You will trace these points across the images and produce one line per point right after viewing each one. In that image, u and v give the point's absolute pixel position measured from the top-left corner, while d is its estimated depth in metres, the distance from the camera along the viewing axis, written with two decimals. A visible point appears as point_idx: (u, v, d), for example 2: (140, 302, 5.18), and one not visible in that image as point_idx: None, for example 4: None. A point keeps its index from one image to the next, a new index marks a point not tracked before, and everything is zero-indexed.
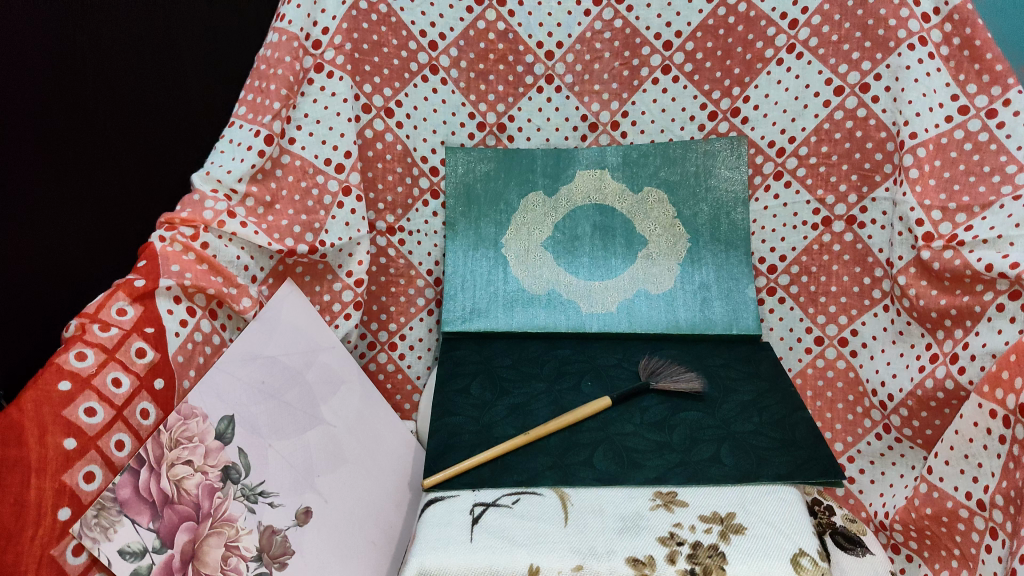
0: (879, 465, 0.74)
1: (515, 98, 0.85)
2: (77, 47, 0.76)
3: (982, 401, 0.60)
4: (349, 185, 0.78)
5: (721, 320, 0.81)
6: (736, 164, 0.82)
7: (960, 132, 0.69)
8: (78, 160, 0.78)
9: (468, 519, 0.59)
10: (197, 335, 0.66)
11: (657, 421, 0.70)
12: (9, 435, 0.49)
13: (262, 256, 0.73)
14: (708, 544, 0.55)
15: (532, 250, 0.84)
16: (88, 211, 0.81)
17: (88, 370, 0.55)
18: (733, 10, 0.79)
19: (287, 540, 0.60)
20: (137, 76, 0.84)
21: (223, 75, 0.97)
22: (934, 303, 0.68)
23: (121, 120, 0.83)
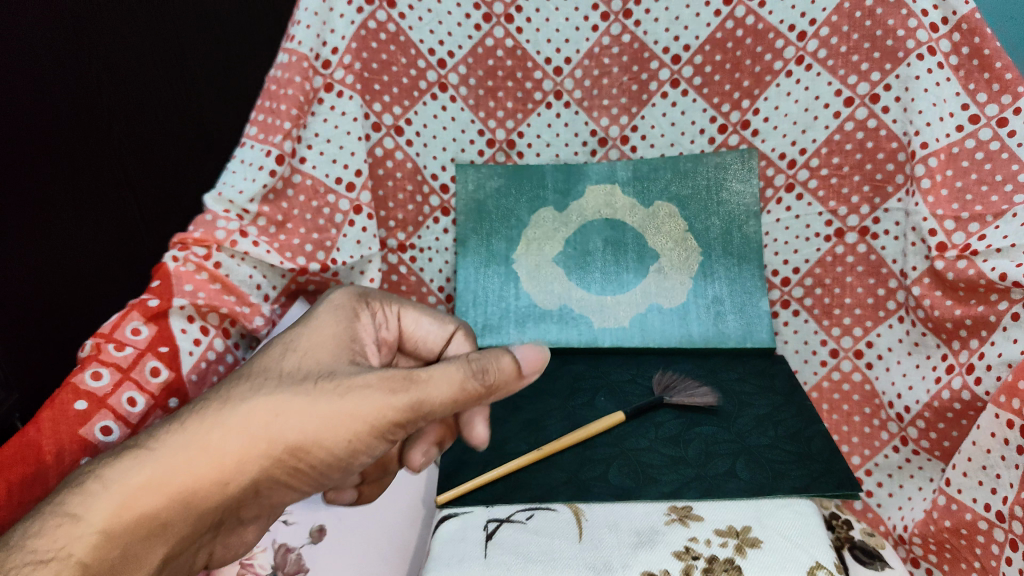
0: (897, 478, 0.72)
1: (524, 114, 0.85)
2: (92, 73, 0.78)
3: (999, 411, 0.59)
4: (360, 204, 0.80)
5: (735, 333, 0.80)
6: (747, 177, 0.82)
7: (972, 141, 0.68)
8: (93, 180, 0.80)
9: (482, 536, 0.59)
10: (211, 354, 0.66)
11: (672, 436, 0.70)
12: (27, 453, 0.48)
13: (275, 275, 0.73)
14: (724, 558, 0.55)
15: (543, 265, 0.85)
16: (102, 229, 0.83)
17: (104, 390, 0.55)
18: (741, 23, 0.79)
19: (301, 559, 0.61)
20: (150, 97, 0.86)
21: (221, 84, 0.99)
22: (949, 314, 0.68)
23: (133, 140, 0.85)
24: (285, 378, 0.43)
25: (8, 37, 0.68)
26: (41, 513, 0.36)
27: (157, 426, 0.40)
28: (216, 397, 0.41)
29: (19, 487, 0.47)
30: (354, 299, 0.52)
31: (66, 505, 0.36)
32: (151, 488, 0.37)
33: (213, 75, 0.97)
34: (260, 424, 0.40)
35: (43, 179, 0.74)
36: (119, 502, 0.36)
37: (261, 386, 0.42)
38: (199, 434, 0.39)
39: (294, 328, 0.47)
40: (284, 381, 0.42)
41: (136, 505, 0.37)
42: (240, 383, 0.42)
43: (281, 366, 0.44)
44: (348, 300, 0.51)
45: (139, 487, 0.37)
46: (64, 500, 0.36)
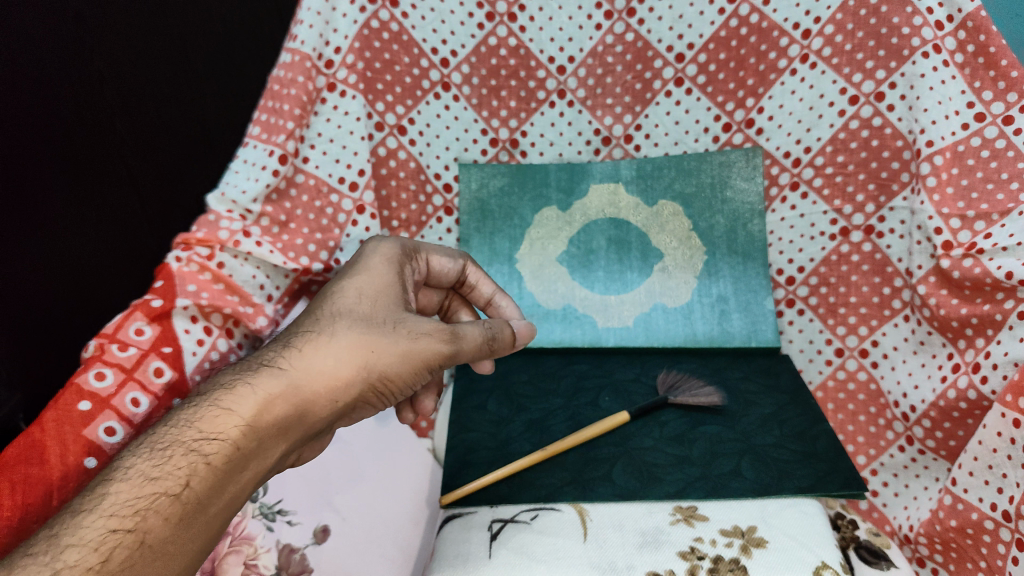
0: (903, 478, 0.72)
1: (527, 113, 0.85)
2: (95, 70, 0.78)
3: (1005, 410, 0.59)
4: (363, 204, 0.79)
5: (740, 332, 0.80)
6: (751, 175, 0.82)
7: (977, 140, 0.67)
8: (95, 178, 0.80)
9: (486, 536, 0.59)
10: (214, 355, 0.66)
11: (676, 435, 0.70)
12: (31, 453, 0.50)
13: (278, 275, 0.73)
14: (729, 558, 0.55)
15: (547, 265, 0.84)
16: (106, 228, 0.83)
17: (108, 390, 0.55)
18: (745, 21, 0.78)
19: (305, 559, 0.62)
20: (153, 94, 0.87)
21: (224, 81, 0.99)
22: (955, 312, 0.67)
23: (135, 138, 0.85)
24: (370, 318, 0.53)
25: (10, 36, 0.68)
26: (208, 405, 0.47)
27: (278, 347, 0.51)
28: (319, 329, 0.51)
29: (22, 486, 0.49)
30: (401, 247, 0.61)
31: (226, 401, 0.47)
32: (287, 392, 0.48)
33: (218, 72, 0.98)
34: (363, 355, 0.51)
35: (50, 177, 0.74)
36: (267, 399, 0.47)
37: (353, 322, 0.52)
38: (315, 356, 0.50)
39: (351, 276, 0.56)
40: (368, 320, 0.53)
41: (275, 403, 0.48)
42: (336, 318, 0.52)
43: (362, 307, 0.54)
44: (397, 250, 0.60)
45: (279, 390, 0.48)
46: (225, 396, 0.47)
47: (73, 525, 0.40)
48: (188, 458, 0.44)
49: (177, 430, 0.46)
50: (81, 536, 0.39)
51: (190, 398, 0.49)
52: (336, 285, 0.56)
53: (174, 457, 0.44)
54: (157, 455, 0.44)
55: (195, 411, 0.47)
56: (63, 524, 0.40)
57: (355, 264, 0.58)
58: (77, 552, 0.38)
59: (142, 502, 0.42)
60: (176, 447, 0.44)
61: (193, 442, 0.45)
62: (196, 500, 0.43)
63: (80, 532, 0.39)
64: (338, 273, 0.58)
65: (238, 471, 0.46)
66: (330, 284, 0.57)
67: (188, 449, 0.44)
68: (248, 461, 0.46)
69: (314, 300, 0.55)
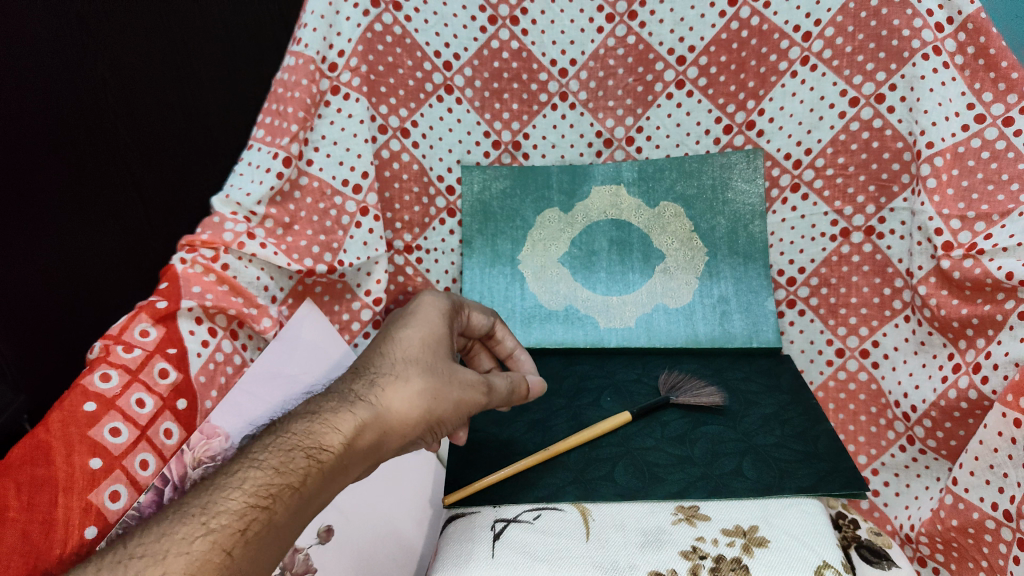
0: (904, 478, 0.72)
1: (529, 116, 0.86)
2: (99, 76, 0.79)
3: (1006, 410, 0.59)
4: (366, 206, 0.79)
5: (741, 333, 0.80)
6: (753, 177, 0.82)
7: (977, 141, 0.68)
8: (95, 181, 0.81)
9: (489, 535, 0.60)
10: (219, 355, 0.67)
11: (678, 435, 0.70)
12: (37, 455, 0.51)
13: (282, 277, 0.74)
14: (731, 558, 0.56)
15: (549, 266, 0.85)
16: (107, 230, 0.84)
17: (113, 392, 0.56)
18: (746, 24, 0.79)
19: (309, 559, 0.62)
20: (156, 100, 0.87)
21: (236, 85, 1.00)
22: (955, 313, 0.68)
23: (139, 142, 0.86)
24: (448, 364, 0.56)
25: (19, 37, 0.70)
26: (322, 415, 0.50)
27: (375, 372, 0.54)
28: (405, 368, 0.54)
29: (28, 487, 0.50)
30: (449, 302, 0.63)
31: (331, 420, 0.49)
32: (384, 418, 0.51)
33: (228, 76, 0.98)
34: (431, 402, 0.54)
35: (50, 178, 0.75)
36: (372, 419, 0.51)
37: (432, 365, 0.55)
38: (405, 392, 0.53)
39: (411, 327, 0.58)
40: (446, 367, 0.56)
41: (376, 426, 0.51)
42: (422, 358, 0.55)
43: (439, 351, 0.57)
44: (447, 306, 0.62)
45: (379, 415, 0.51)
46: (339, 408, 0.50)
47: (213, 503, 0.43)
48: (310, 460, 0.47)
49: (297, 431, 0.48)
50: (223, 513, 0.42)
51: (292, 416, 0.51)
52: (410, 324, 0.58)
53: (295, 460, 0.46)
54: (282, 454, 0.47)
55: (310, 419, 0.49)
56: (207, 500, 0.43)
57: (415, 311, 0.60)
58: (219, 528, 0.41)
59: (269, 494, 0.44)
60: (298, 449, 0.47)
61: (312, 446, 0.47)
62: (307, 502, 0.46)
63: (222, 510, 0.43)
64: (392, 321, 0.60)
65: (340, 479, 0.49)
66: (387, 330, 0.59)
67: (308, 452, 0.47)
68: (347, 472, 0.50)
69: (394, 334, 0.57)
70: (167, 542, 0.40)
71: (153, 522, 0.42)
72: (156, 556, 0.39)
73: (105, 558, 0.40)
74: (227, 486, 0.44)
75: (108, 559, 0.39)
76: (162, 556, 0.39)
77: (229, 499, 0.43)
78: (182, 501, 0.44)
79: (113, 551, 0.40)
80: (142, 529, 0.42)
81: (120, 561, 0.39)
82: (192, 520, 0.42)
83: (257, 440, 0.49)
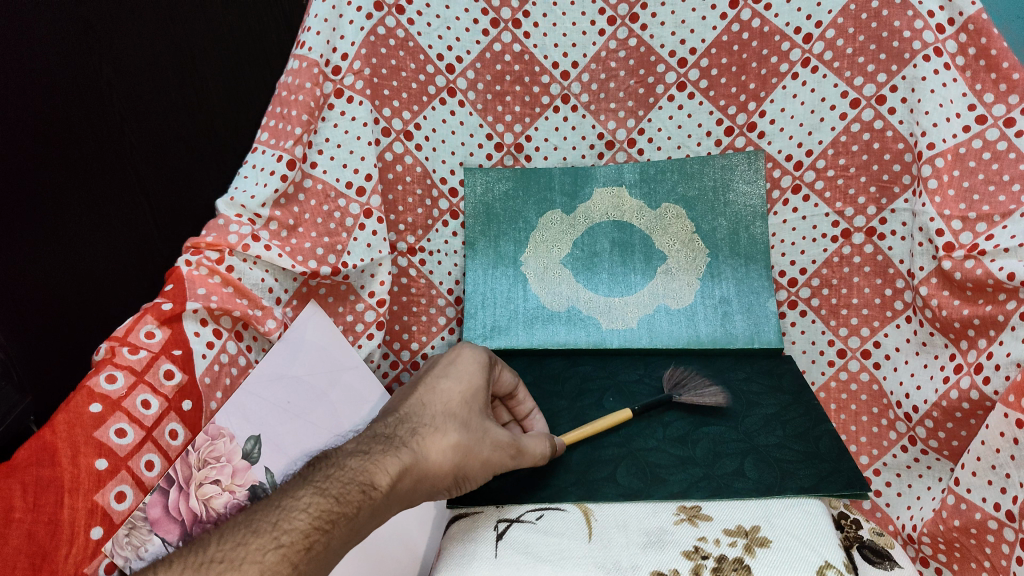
0: (906, 478, 0.73)
1: (531, 118, 0.86)
2: (103, 76, 0.85)
3: (1008, 411, 0.60)
4: (370, 208, 0.80)
5: (743, 333, 0.80)
6: (754, 178, 0.82)
7: (979, 142, 0.68)
8: (104, 180, 0.87)
9: (492, 535, 0.60)
10: (224, 356, 0.67)
11: (680, 436, 0.71)
12: (42, 456, 0.51)
13: (287, 278, 0.74)
14: (733, 558, 0.56)
15: (551, 267, 0.85)
16: (116, 235, 0.90)
17: (118, 393, 0.56)
18: (747, 25, 0.79)
19: None
20: (161, 101, 0.93)
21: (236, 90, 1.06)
22: (957, 313, 0.68)
23: (146, 143, 0.92)
24: (486, 418, 0.58)
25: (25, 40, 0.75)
26: (374, 454, 0.51)
27: (420, 419, 0.55)
28: (447, 420, 0.55)
29: (33, 488, 0.50)
30: (488, 354, 0.63)
31: (379, 462, 0.50)
32: (427, 467, 0.52)
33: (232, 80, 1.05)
34: (464, 458, 0.54)
35: (56, 176, 0.80)
36: (420, 464, 0.52)
37: (472, 420, 0.56)
38: (445, 444, 0.54)
39: (453, 379, 0.58)
40: (485, 423, 0.57)
41: (421, 471, 0.52)
42: (464, 411, 0.56)
43: (479, 405, 0.58)
44: (486, 358, 0.61)
45: (424, 463, 0.52)
46: (390, 449, 0.52)
47: (282, 521, 0.45)
48: (365, 495, 0.48)
49: (353, 465, 0.50)
50: (292, 531, 0.44)
51: (341, 453, 0.52)
52: (451, 375, 0.59)
53: (348, 496, 0.48)
54: (339, 486, 0.48)
55: (364, 456, 0.51)
56: (277, 516, 0.45)
57: (456, 361, 0.60)
58: (288, 545, 0.44)
59: (330, 521, 0.46)
60: (355, 484, 0.49)
61: (367, 482, 0.49)
62: (355, 534, 0.48)
63: (291, 528, 0.45)
64: (431, 370, 0.60)
65: (384, 516, 0.51)
66: (427, 378, 0.59)
67: (363, 488, 0.49)
68: (392, 509, 0.51)
69: (437, 382, 0.58)
70: (242, 552, 0.42)
71: (226, 531, 0.44)
72: (233, 564, 0.42)
73: (185, 561, 0.42)
74: (293, 508, 0.46)
75: (188, 562, 0.42)
76: (238, 564, 0.42)
77: (296, 518, 0.45)
78: (248, 513, 0.46)
79: (190, 554, 0.43)
80: (217, 537, 0.44)
81: (201, 564, 0.42)
82: (263, 534, 0.44)
83: (313, 469, 0.50)
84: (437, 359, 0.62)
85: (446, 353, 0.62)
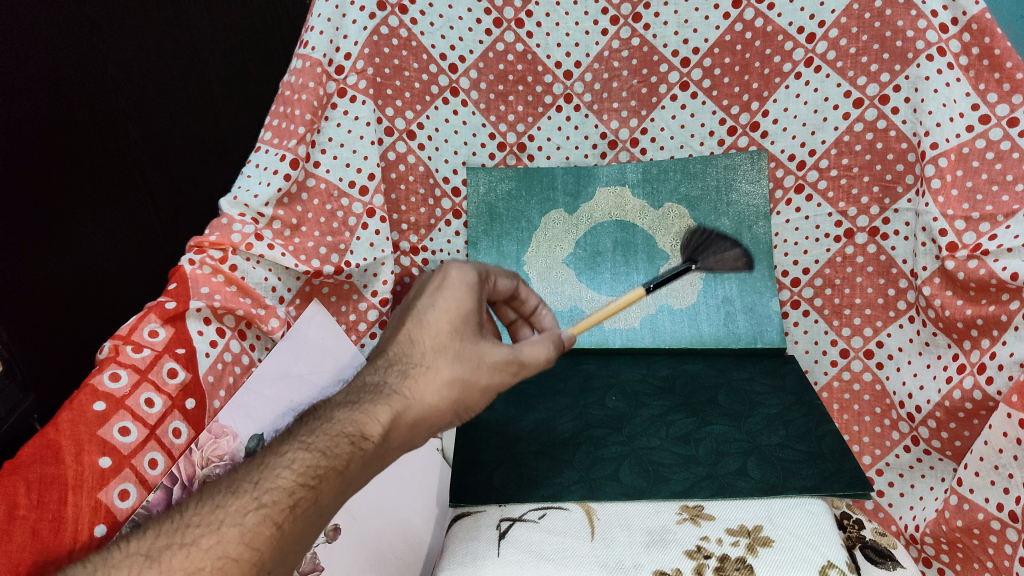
0: (909, 478, 0.73)
1: (535, 117, 0.86)
2: (109, 77, 0.88)
3: (1011, 411, 0.60)
4: (373, 207, 0.80)
5: (745, 333, 0.80)
6: (757, 178, 0.81)
7: (982, 142, 0.67)
8: (109, 178, 0.89)
9: (495, 534, 0.61)
10: (227, 355, 0.67)
11: (682, 435, 0.71)
12: (46, 453, 0.51)
13: (289, 277, 0.74)
14: (735, 557, 0.57)
15: (554, 266, 0.84)
16: (119, 232, 0.92)
17: (122, 391, 0.57)
18: (750, 25, 0.79)
19: (316, 557, 0.63)
20: (163, 100, 0.96)
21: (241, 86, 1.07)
22: (960, 313, 0.68)
23: (150, 142, 0.95)
24: (482, 343, 0.53)
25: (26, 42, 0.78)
26: (363, 404, 0.50)
27: (409, 360, 0.52)
28: (435, 358, 0.52)
29: (37, 485, 0.50)
30: (480, 270, 0.56)
31: (363, 412, 0.49)
32: (420, 408, 0.50)
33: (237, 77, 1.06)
34: (461, 390, 0.52)
35: (59, 174, 0.82)
36: (410, 409, 0.50)
37: (464, 350, 0.52)
38: (435, 384, 0.51)
39: (439, 304, 0.53)
40: (480, 350, 0.52)
41: (414, 416, 0.50)
42: (455, 343, 0.52)
43: (472, 332, 0.53)
44: (475, 277, 0.55)
45: (416, 406, 0.50)
46: (379, 399, 0.50)
47: (264, 480, 0.45)
48: (353, 448, 0.48)
49: (341, 418, 0.49)
50: (272, 490, 0.45)
51: (336, 403, 0.51)
52: (438, 300, 0.53)
53: (333, 450, 0.47)
54: (325, 440, 0.48)
55: (352, 407, 0.50)
56: (258, 476, 0.46)
57: (443, 281, 0.54)
58: (269, 504, 0.44)
59: (314, 476, 0.46)
60: (341, 437, 0.48)
61: (354, 434, 0.48)
62: (349, 483, 0.48)
63: (272, 487, 0.45)
64: (421, 293, 0.55)
65: (384, 460, 0.50)
66: (416, 305, 0.54)
67: (349, 441, 0.48)
68: (391, 454, 0.51)
69: (423, 313, 0.53)
70: (220, 514, 0.44)
71: (211, 492, 0.46)
72: (211, 527, 0.43)
73: (165, 524, 0.44)
74: (276, 466, 0.46)
75: (169, 525, 0.44)
76: (216, 527, 0.43)
77: (280, 476, 0.46)
78: (237, 471, 0.47)
79: (172, 516, 0.44)
80: (200, 497, 0.45)
81: (179, 528, 0.43)
82: (243, 495, 0.45)
83: (303, 424, 0.50)
84: (427, 279, 0.57)
85: (436, 271, 0.56)
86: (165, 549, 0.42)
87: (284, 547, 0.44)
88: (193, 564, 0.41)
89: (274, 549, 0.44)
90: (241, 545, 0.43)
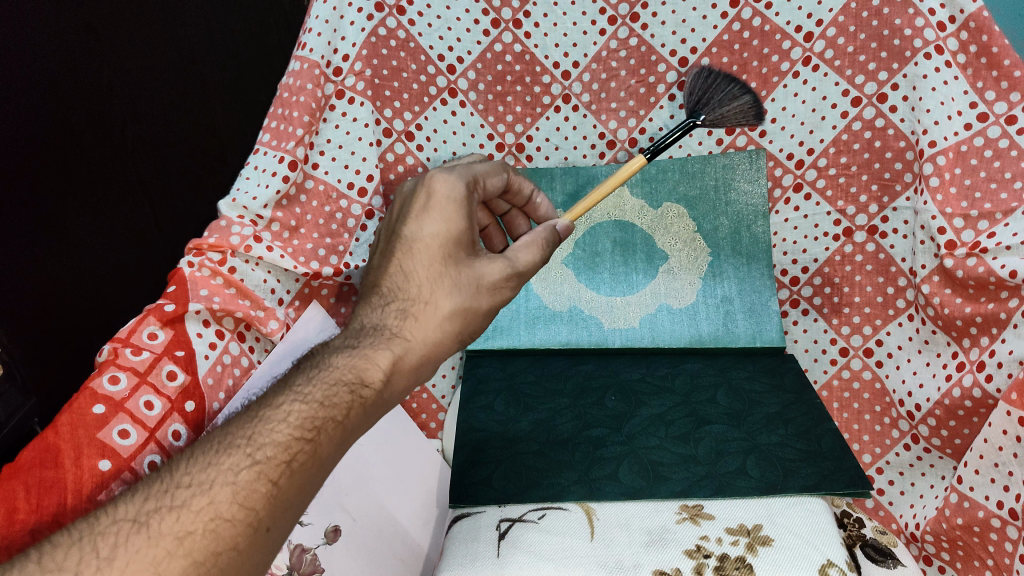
0: (909, 476, 0.73)
1: (532, 118, 0.85)
2: (105, 78, 0.88)
3: (1010, 409, 0.60)
4: (371, 209, 0.80)
5: (745, 332, 0.80)
6: (756, 177, 0.81)
7: (980, 139, 0.68)
8: (105, 181, 0.89)
9: (494, 535, 0.62)
10: (226, 358, 0.67)
11: (682, 435, 0.71)
12: (46, 457, 0.52)
13: (288, 279, 0.74)
14: (735, 557, 0.58)
15: (553, 266, 0.83)
16: (116, 235, 0.92)
17: (121, 394, 0.57)
18: (748, 24, 0.78)
19: (315, 559, 0.62)
20: (159, 102, 0.95)
21: (237, 87, 1.07)
22: (959, 311, 0.68)
23: (146, 144, 0.94)
24: (476, 265, 0.55)
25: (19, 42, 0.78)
26: (362, 349, 0.49)
27: (405, 295, 0.53)
28: (434, 290, 0.53)
29: (37, 489, 0.50)
30: (467, 182, 0.57)
31: (364, 356, 0.49)
32: (421, 343, 0.51)
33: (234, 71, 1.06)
34: (462, 315, 0.53)
35: (53, 175, 0.82)
36: (410, 348, 0.51)
37: (461, 277, 0.54)
38: (436, 316, 0.52)
39: (431, 230, 0.54)
40: (474, 273, 0.54)
41: (414, 354, 0.51)
42: (448, 270, 0.53)
43: (464, 255, 0.55)
44: (463, 192, 0.56)
45: (416, 341, 0.51)
46: (378, 341, 0.50)
47: (258, 435, 0.43)
48: (354, 395, 0.47)
49: (341, 364, 0.48)
50: (267, 446, 0.43)
51: (330, 349, 0.50)
52: (427, 223, 0.54)
53: (332, 399, 0.46)
54: (325, 389, 0.47)
55: (351, 352, 0.49)
56: (251, 431, 0.44)
57: (430, 201, 0.55)
58: (264, 460, 0.43)
59: (313, 427, 0.45)
60: (341, 384, 0.47)
61: (355, 380, 0.48)
62: (351, 431, 0.48)
63: (267, 442, 0.43)
64: (408, 214, 0.55)
65: (386, 403, 0.51)
66: (404, 233, 0.54)
67: (351, 388, 0.47)
68: (392, 398, 0.51)
69: (414, 236, 0.54)
70: (212, 473, 0.41)
71: (201, 448, 0.43)
72: (203, 487, 0.41)
73: (153, 486, 0.41)
74: (271, 419, 0.44)
75: (156, 488, 0.41)
76: (208, 487, 0.41)
77: (274, 431, 0.44)
78: (227, 424, 0.45)
79: (160, 477, 0.42)
80: (188, 455, 0.43)
81: (167, 490, 0.41)
82: (237, 450, 0.43)
83: (298, 371, 0.49)
84: (410, 196, 0.57)
85: (420, 189, 0.56)
86: (152, 514, 0.39)
87: (283, 502, 0.43)
88: (185, 528, 0.39)
89: (271, 507, 0.42)
90: (236, 505, 0.41)
